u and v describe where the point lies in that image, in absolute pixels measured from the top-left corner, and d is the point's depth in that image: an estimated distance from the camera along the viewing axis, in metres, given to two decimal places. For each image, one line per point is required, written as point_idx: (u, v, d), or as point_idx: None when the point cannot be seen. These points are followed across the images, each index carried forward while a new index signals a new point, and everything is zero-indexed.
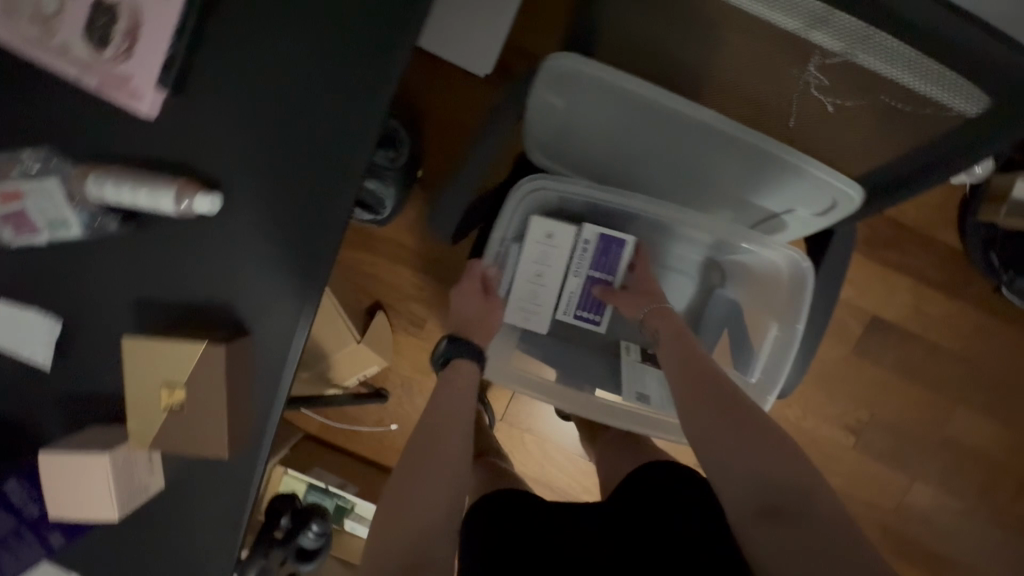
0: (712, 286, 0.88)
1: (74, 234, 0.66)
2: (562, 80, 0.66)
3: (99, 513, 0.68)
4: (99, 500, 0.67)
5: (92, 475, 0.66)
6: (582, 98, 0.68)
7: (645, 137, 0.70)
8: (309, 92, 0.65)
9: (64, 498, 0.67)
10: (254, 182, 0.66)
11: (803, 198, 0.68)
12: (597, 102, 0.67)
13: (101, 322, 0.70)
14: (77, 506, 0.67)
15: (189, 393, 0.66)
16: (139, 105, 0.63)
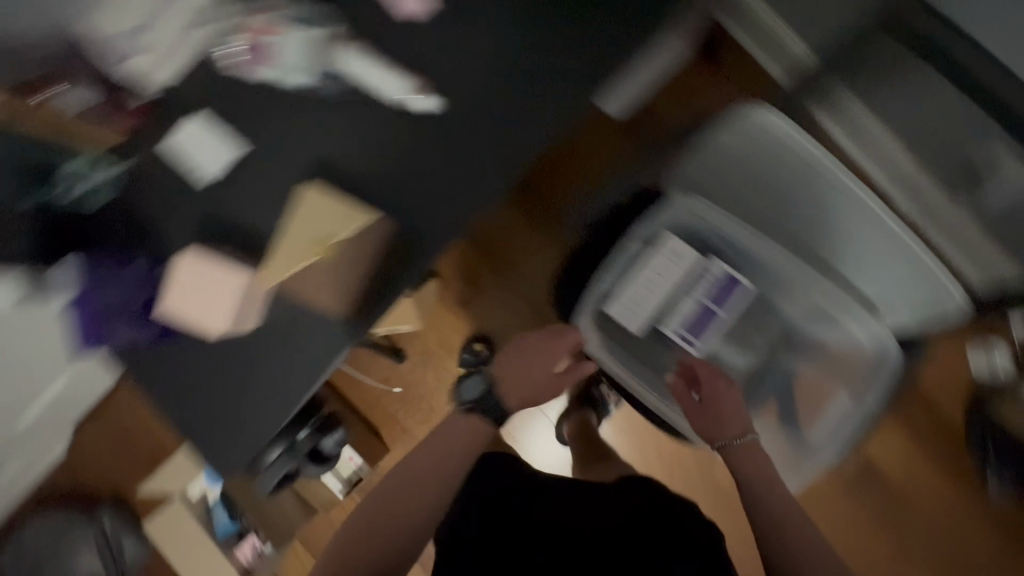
0: (778, 358, 0.94)
1: (296, 82, 0.75)
2: (750, 132, 0.77)
3: (206, 324, 0.71)
4: (212, 312, 0.71)
5: (219, 287, 0.70)
6: (760, 151, 0.78)
7: (790, 198, 0.81)
8: (541, 55, 0.76)
9: (183, 297, 0.71)
10: (466, 106, 0.76)
11: (906, 294, 0.78)
12: (762, 158, 0.79)
13: (279, 164, 0.77)
14: (187, 309, 0.71)
15: (335, 249, 0.70)
16: (405, 6, 0.74)
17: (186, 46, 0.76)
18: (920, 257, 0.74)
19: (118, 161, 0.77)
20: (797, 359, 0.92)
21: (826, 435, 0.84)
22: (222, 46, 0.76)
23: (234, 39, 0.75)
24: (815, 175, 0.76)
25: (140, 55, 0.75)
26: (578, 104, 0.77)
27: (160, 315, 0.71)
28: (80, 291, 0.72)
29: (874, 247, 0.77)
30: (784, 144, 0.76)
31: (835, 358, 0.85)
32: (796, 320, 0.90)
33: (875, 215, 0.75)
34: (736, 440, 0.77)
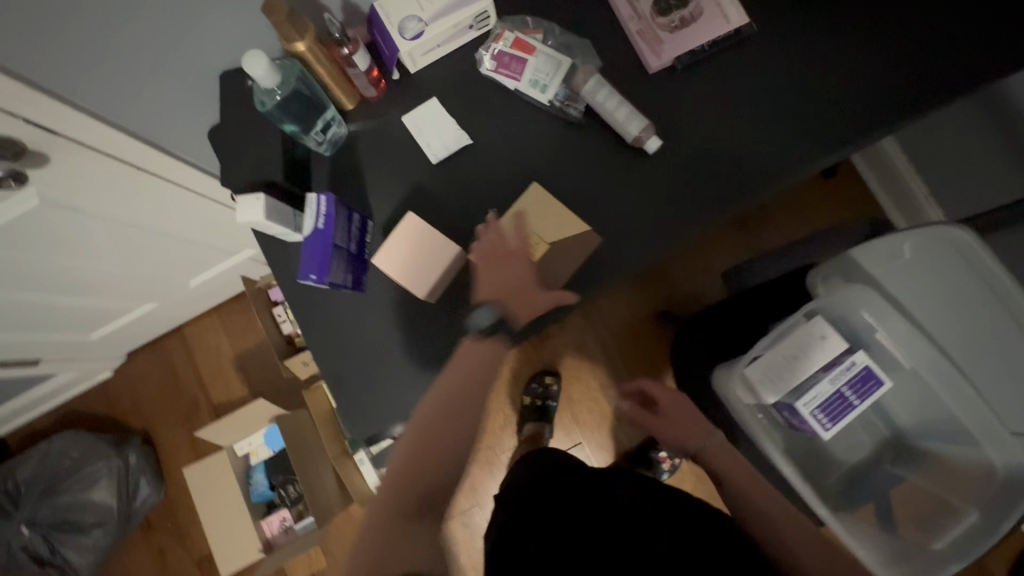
0: (879, 460, 0.98)
1: (541, 97, 0.82)
2: (938, 245, 0.80)
3: (411, 283, 0.75)
4: (421, 274, 0.76)
5: (436, 254, 0.75)
6: (944, 265, 0.81)
7: (958, 318, 0.83)
8: (763, 130, 0.81)
9: (397, 255, 0.76)
10: (684, 157, 0.81)
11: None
12: (946, 272, 0.81)
13: (495, 163, 0.83)
14: (399, 265, 0.76)
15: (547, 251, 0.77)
16: (655, 57, 0.81)
17: (448, 40, 0.83)
18: None
19: (353, 123, 0.84)
20: (905, 467, 0.95)
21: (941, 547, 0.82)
22: (478, 50, 0.84)
23: (492, 47, 0.82)
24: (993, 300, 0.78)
25: (412, 40, 0.79)
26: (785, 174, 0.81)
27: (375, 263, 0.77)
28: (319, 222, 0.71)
29: None
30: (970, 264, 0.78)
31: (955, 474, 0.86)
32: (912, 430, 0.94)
33: None
34: (698, 442, 0.92)
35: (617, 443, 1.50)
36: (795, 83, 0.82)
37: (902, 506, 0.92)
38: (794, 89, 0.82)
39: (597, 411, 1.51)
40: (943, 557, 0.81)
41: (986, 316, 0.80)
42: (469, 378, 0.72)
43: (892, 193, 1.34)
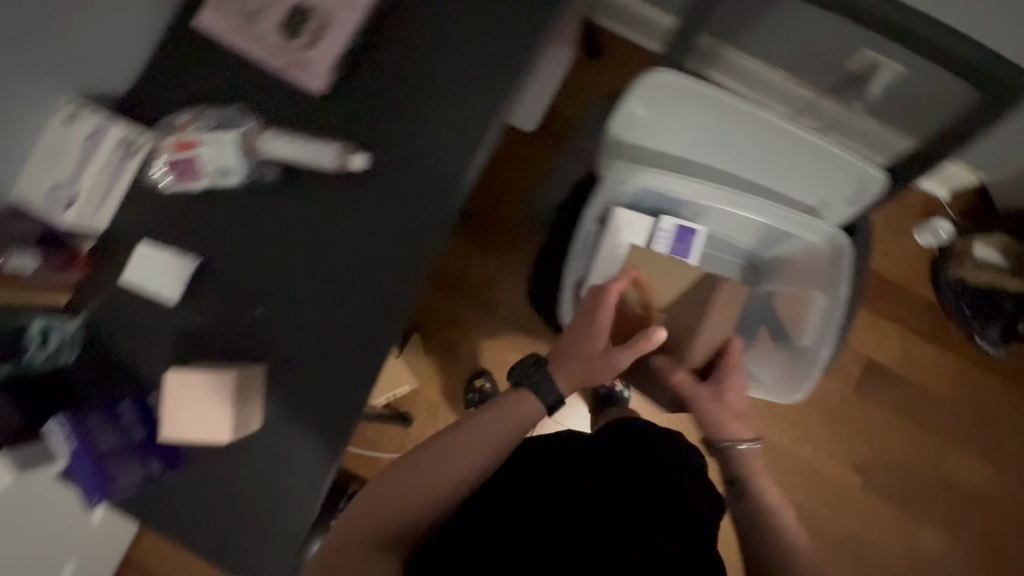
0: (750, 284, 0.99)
1: (232, 182, 0.77)
2: (653, 89, 0.78)
3: (211, 435, 0.69)
4: (213, 421, 0.69)
5: (213, 394, 0.69)
6: (666, 104, 0.80)
7: (706, 139, 0.84)
8: (452, 84, 0.79)
9: (174, 424, 0.69)
10: (399, 151, 0.78)
11: (840, 190, 0.83)
12: (673, 107, 0.81)
13: (236, 263, 0.79)
14: (186, 427, 0.69)
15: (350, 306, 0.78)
16: (312, 81, 0.77)
17: (112, 183, 0.76)
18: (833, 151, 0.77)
19: (83, 310, 0.77)
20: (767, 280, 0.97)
21: (815, 334, 0.87)
22: (149, 172, 0.78)
23: (158, 162, 0.77)
24: (726, 112, 0.79)
25: (70, 208, 0.73)
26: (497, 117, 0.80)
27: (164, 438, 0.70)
28: (75, 446, 0.68)
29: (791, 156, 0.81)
30: (690, 94, 0.78)
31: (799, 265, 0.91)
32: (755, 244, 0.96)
33: (784, 128, 0.78)
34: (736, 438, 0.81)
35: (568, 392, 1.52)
36: (455, 24, 0.79)
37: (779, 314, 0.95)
38: (455, 29, 0.79)
39: None
40: (816, 345, 0.86)
41: (721, 126, 0.81)
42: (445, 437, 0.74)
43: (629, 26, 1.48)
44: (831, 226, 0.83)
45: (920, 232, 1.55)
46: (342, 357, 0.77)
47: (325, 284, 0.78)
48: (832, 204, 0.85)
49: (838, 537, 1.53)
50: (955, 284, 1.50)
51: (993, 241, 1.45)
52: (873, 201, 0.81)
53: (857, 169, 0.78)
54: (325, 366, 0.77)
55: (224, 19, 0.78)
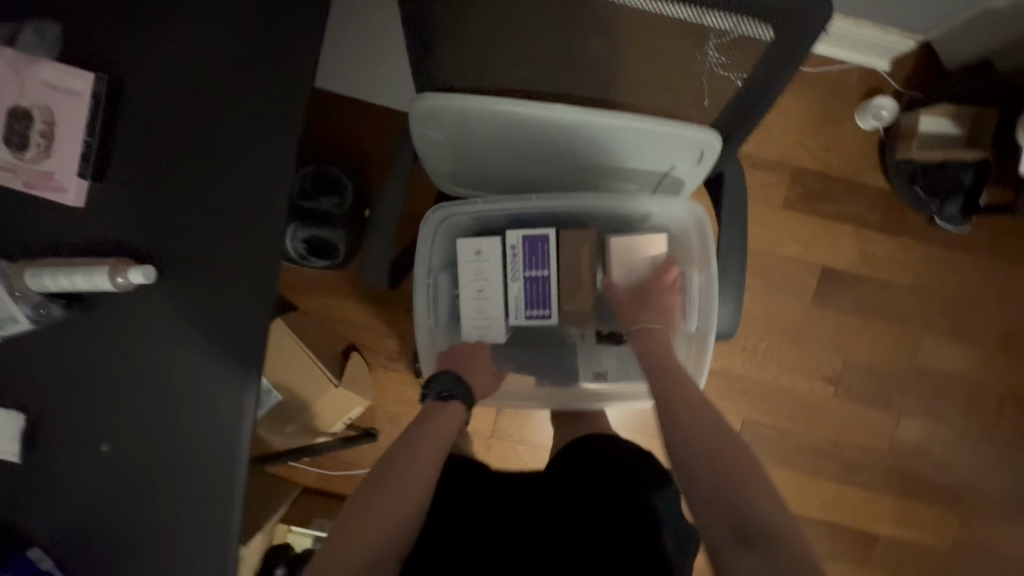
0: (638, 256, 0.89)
1: (22, 326, 0.70)
2: (433, 117, 0.67)
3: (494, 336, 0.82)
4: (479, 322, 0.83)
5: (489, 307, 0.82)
6: (456, 125, 0.68)
7: (521, 148, 0.73)
8: (223, 151, 0.70)
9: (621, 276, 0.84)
10: (189, 241, 0.70)
11: (681, 155, 0.70)
12: (465, 125, 0.68)
13: (71, 401, 0.74)
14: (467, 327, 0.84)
15: (195, 421, 0.73)
16: (66, 198, 0.68)
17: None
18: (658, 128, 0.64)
19: None
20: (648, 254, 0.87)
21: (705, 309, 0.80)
22: None
23: None
24: (514, 122, 0.66)
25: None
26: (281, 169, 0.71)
27: (132, 527, 0.75)
28: None
29: (611, 142, 0.69)
30: (469, 113, 0.65)
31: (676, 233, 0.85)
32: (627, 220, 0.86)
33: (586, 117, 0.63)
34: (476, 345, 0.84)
35: None
36: (207, 86, 0.70)
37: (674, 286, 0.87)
38: (214, 91, 0.70)
39: None
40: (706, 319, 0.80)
41: (523, 133, 0.69)
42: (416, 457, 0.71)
43: None
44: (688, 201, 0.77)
45: (860, 117, 1.39)
46: (214, 464, 0.74)
47: (168, 402, 0.73)
48: (681, 168, 0.72)
49: (819, 448, 1.52)
50: (906, 165, 1.36)
51: (940, 112, 1.30)
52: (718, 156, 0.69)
53: (684, 137, 0.65)
54: (200, 477, 0.74)
55: None
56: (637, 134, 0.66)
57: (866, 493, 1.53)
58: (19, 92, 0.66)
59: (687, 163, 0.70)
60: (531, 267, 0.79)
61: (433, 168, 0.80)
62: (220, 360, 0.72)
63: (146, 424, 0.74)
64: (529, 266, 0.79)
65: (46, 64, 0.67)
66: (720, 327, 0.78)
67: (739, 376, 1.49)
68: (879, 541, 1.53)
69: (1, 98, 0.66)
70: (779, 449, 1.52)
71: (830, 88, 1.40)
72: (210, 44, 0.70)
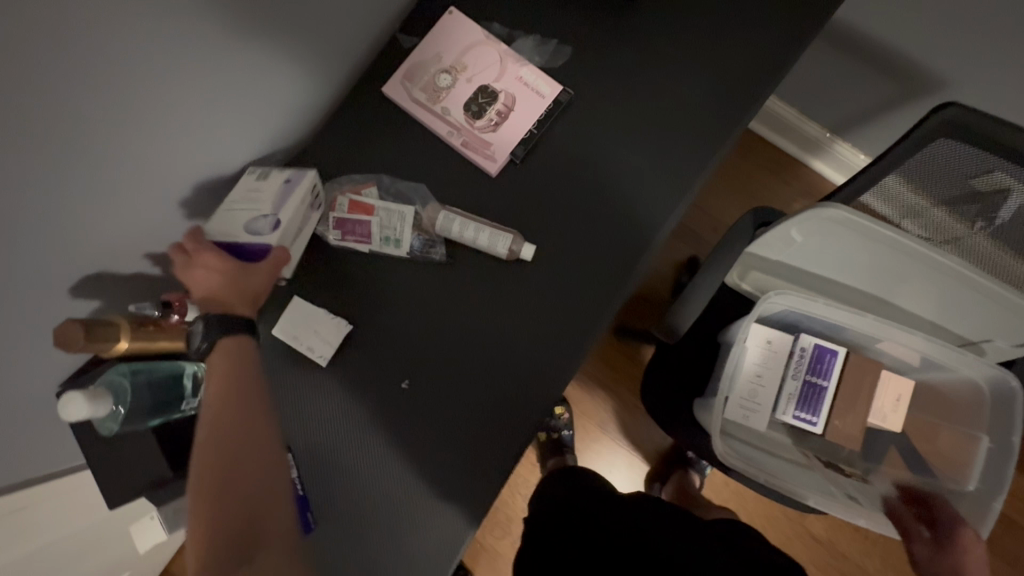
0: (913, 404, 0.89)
1: (399, 252, 0.77)
2: (818, 224, 0.77)
3: (761, 421, 0.87)
4: (760, 413, 0.87)
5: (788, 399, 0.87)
6: (825, 236, 0.79)
7: (855, 270, 0.84)
8: (621, 177, 0.79)
9: (882, 402, 0.88)
10: (563, 239, 0.78)
11: (1006, 326, 0.78)
12: (837, 237, 0.79)
13: (391, 333, 0.77)
14: (758, 409, 0.87)
15: (495, 395, 0.75)
16: (492, 163, 0.78)
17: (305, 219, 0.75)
18: (1009, 297, 0.74)
19: None
20: (914, 407, 0.89)
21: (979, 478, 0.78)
22: (316, 227, 0.78)
23: (329, 217, 0.77)
24: (887, 250, 0.78)
25: (273, 232, 0.70)
26: (669, 208, 0.79)
27: (389, 473, 0.74)
28: None
29: (950, 294, 0.79)
30: (855, 230, 0.76)
31: (958, 397, 0.84)
32: (905, 366, 0.89)
33: (960, 272, 0.74)
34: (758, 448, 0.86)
35: (644, 452, 1.50)
36: (633, 123, 0.80)
37: (929, 444, 0.86)
38: (633, 131, 0.80)
39: (606, 450, 1.50)
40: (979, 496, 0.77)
41: (878, 260, 0.80)
42: (229, 394, 0.61)
43: (784, 134, 1.40)
44: (999, 370, 0.77)
45: None
46: (487, 444, 0.74)
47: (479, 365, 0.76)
48: (994, 341, 0.81)
49: None
50: None
51: None
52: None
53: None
54: (469, 452, 0.74)
55: (411, 92, 0.79)
56: (989, 300, 0.76)
57: None
58: (497, 77, 0.79)
59: (1010, 339, 0.79)
60: (802, 370, 0.87)
61: (753, 264, 0.89)
62: (545, 351, 0.76)
63: (453, 381, 0.75)
64: (805, 369, 0.86)
65: (529, 66, 0.80)
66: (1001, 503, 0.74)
67: None
68: None
69: (481, 75, 0.80)
70: None
71: None
72: (653, 90, 0.81)
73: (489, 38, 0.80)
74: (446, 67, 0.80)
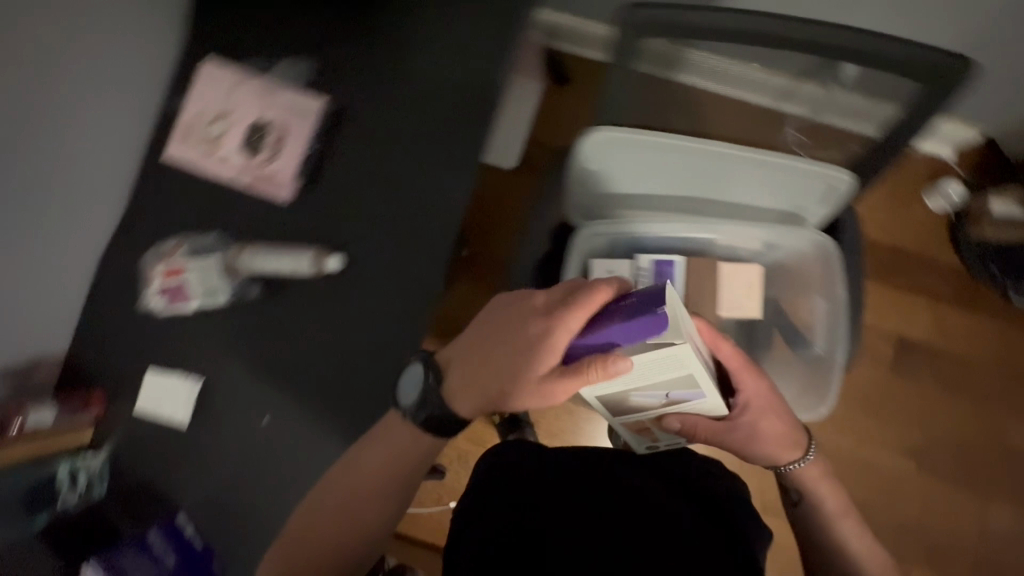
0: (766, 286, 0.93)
1: (221, 300, 0.81)
2: (599, 149, 0.80)
3: None
4: None
5: None
6: (613, 157, 0.82)
7: (662, 180, 0.87)
8: (406, 162, 0.82)
9: (736, 293, 0.89)
10: (370, 240, 0.81)
11: (806, 193, 0.81)
12: (624, 155, 0.82)
13: (241, 375, 0.81)
14: None
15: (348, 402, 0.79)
16: (282, 192, 0.81)
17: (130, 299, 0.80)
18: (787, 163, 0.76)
19: (101, 448, 0.82)
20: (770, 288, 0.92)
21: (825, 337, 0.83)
22: (145, 301, 0.82)
23: (152, 290, 0.81)
24: (670, 154, 0.80)
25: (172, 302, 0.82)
26: (459, 177, 0.81)
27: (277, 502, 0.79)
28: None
29: (746, 177, 0.82)
30: (632, 143, 0.79)
31: (795, 269, 0.87)
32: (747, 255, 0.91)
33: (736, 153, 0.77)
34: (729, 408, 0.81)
35: None
36: (403, 109, 0.82)
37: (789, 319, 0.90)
38: (404, 116, 0.82)
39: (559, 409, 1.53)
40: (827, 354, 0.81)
41: (672, 165, 0.83)
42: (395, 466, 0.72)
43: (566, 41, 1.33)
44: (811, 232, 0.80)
45: (930, 197, 1.50)
46: None
47: (460, 409, 0.69)
48: (806, 205, 0.83)
49: (898, 527, 1.48)
50: (978, 244, 1.44)
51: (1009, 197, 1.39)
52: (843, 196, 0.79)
53: (816, 174, 0.77)
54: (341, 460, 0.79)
55: (191, 150, 0.82)
56: (777, 171, 0.78)
57: None
58: (263, 109, 0.82)
59: (814, 199, 0.81)
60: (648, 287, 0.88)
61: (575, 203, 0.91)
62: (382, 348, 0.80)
63: (308, 401, 0.80)
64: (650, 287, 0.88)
65: (289, 88, 0.82)
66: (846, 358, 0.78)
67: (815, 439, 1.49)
68: None
69: (248, 112, 0.82)
70: None
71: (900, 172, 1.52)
72: (412, 71, 0.83)
73: (244, 74, 0.83)
74: (214, 116, 0.83)
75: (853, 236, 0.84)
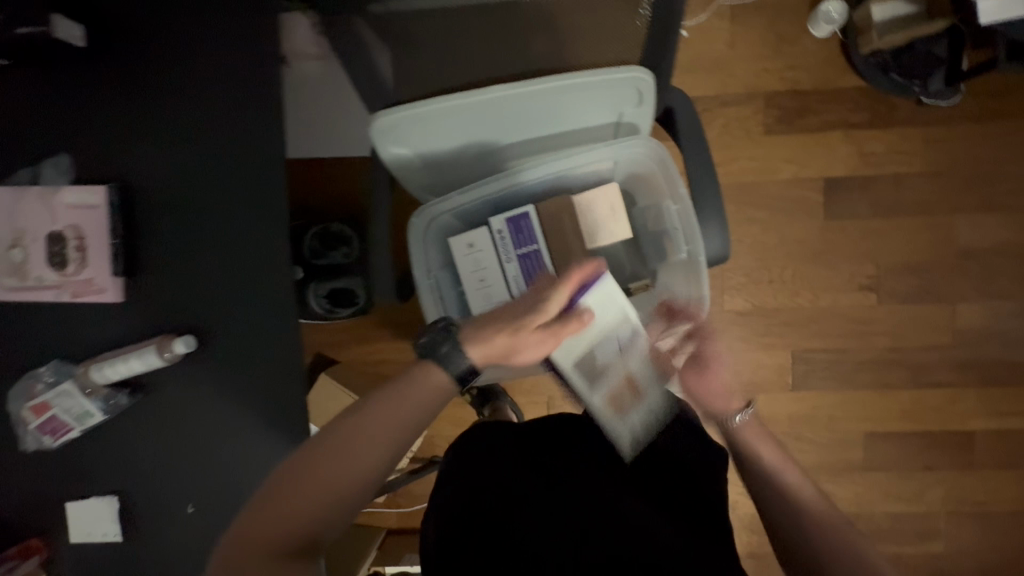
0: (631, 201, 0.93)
1: (97, 418, 0.79)
2: (391, 135, 0.72)
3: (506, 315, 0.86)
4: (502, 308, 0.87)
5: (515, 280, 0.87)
6: (413, 136, 0.74)
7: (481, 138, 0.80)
8: (213, 219, 0.77)
9: (595, 220, 0.88)
10: (211, 308, 0.78)
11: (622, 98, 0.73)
12: (423, 132, 0.74)
13: (151, 478, 0.81)
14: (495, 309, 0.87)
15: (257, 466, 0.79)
16: (107, 294, 0.77)
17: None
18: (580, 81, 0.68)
19: None
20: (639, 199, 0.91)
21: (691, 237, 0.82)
22: (34, 442, 0.82)
23: (31, 431, 0.80)
24: (466, 115, 0.72)
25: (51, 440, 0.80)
26: (270, 214, 0.77)
27: None
28: None
29: (555, 106, 0.74)
30: (420, 120, 0.71)
31: (648, 174, 0.85)
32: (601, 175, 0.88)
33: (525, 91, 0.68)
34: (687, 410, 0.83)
35: None
36: (190, 164, 0.78)
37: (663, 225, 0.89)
38: (194, 172, 0.78)
39: None
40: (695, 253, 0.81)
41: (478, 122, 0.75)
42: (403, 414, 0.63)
43: None
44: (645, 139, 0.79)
45: (813, 26, 1.39)
46: None
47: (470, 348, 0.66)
48: (627, 111, 0.76)
49: (879, 360, 1.49)
50: (872, 57, 1.36)
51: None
52: (657, 90, 0.72)
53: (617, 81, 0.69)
54: None
55: (2, 284, 0.79)
56: (578, 91, 0.71)
57: (943, 390, 1.49)
58: (52, 219, 0.77)
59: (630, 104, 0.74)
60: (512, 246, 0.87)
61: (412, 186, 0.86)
62: (265, 406, 0.78)
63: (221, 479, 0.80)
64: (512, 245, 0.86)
65: (68, 188, 0.77)
66: (710, 254, 0.77)
67: (776, 307, 1.48)
68: (976, 437, 1.49)
69: (39, 227, 0.77)
70: (839, 373, 1.49)
71: (776, 9, 1.42)
72: (182, 123, 0.77)
73: (19, 190, 0.78)
74: (9, 243, 0.78)
75: (689, 120, 0.77)
